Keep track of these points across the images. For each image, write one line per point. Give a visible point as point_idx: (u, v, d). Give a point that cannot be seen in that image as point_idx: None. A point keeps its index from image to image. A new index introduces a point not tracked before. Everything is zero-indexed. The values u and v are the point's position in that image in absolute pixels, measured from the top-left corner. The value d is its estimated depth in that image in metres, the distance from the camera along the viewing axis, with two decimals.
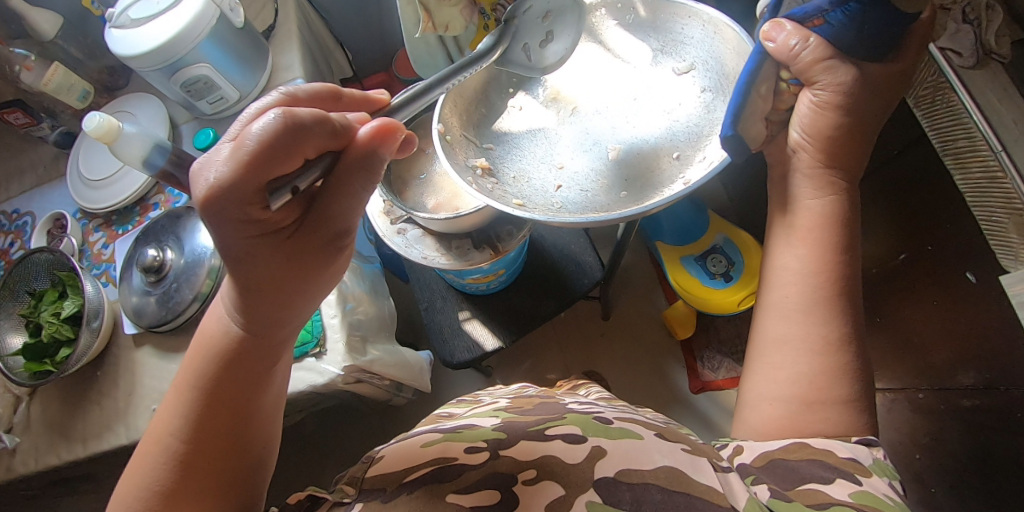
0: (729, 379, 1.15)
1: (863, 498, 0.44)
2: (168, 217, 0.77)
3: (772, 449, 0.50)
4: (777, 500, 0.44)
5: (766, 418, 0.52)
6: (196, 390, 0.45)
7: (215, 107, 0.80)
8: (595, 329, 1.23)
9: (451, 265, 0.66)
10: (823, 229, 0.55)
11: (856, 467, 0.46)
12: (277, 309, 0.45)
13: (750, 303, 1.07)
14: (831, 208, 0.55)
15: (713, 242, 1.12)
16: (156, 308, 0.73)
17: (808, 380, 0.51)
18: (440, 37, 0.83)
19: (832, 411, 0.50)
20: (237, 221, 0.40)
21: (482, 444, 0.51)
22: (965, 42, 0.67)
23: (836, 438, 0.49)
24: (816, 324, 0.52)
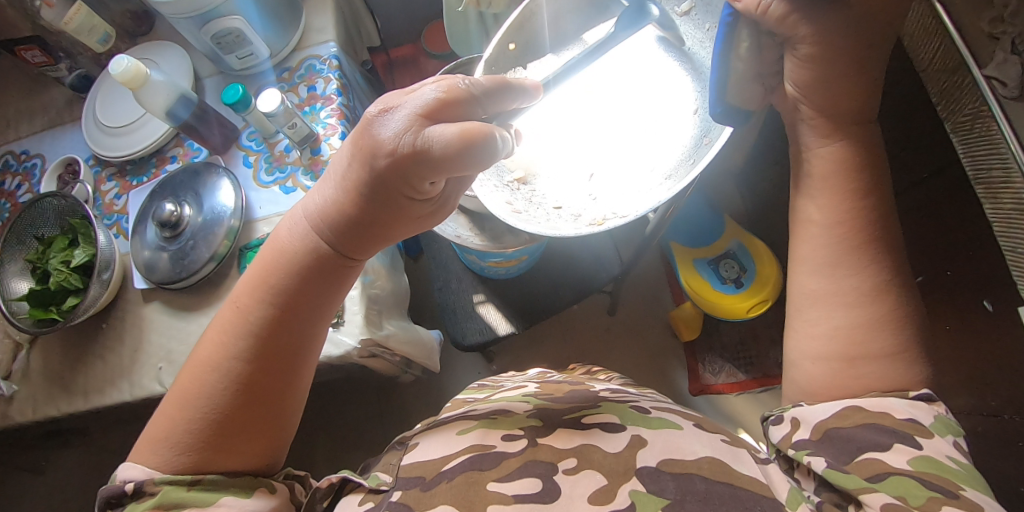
0: (729, 384, 1.16)
1: (923, 465, 0.42)
2: (187, 172, 0.75)
3: (825, 418, 0.47)
4: (833, 471, 0.44)
5: (810, 376, 0.50)
6: (272, 303, 0.48)
7: (244, 63, 0.78)
8: (600, 324, 1.23)
9: (483, 246, 0.66)
10: (837, 177, 0.51)
11: (914, 429, 0.44)
12: (369, 242, 0.50)
13: (759, 311, 1.07)
14: (842, 155, 0.51)
15: (726, 248, 1.12)
16: (169, 265, 0.71)
17: (846, 332, 0.49)
18: (481, 14, 0.81)
19: (875, 365, 0.47)
20: (401, 189, 0.45)
21: (519, 432, 0.53)
22: (1012, 73, 0.64)
23: (892, 395, 0.47)
24: (847, 277, 0.49)
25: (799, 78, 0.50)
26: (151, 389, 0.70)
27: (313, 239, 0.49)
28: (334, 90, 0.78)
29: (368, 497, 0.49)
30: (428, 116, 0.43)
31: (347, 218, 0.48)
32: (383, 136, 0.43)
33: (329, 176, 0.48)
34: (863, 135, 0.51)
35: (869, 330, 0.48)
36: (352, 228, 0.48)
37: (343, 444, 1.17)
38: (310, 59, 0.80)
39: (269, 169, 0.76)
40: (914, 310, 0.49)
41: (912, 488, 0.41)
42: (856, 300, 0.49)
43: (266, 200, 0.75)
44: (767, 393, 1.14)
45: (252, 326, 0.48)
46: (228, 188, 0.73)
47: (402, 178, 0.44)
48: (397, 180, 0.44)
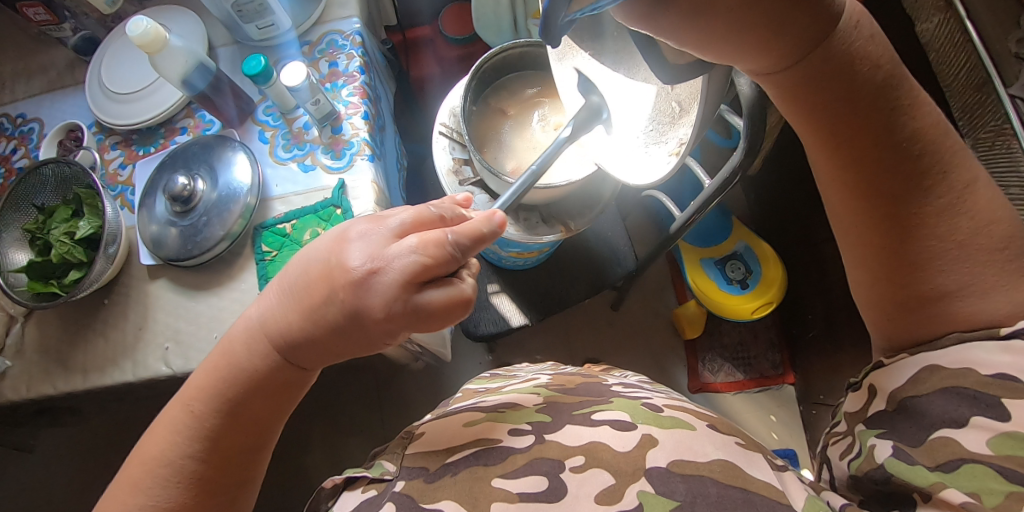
0: (727, 383, 1.18)
1: (1004, 447, 0.39)
2: (202, 144, 0.71)
3: (902, 385, 0.46)
4: (897, 461, 0.43)
5: (874, 327, 0.50)
6: (214, 401, 0.44)
7: (263, 34, 0.74)
8: (602, 318, 1.23)
9: (519, 236, 0.63)
10: (834, 118, 0.45)
11: (1000, 388, 0.41)
12: (323, 354, 0.45)
13: (764, 313, 1.07)
14: (823, 95, 0.44)
15: (734, 249, 1.12)
16: (179, 241, 0.68)
17: (869, 274, 0.48)
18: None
19: (931, 309, 0.45)
20: (374, 337, 0.44)
21: (527, 426, 0.52)
22: None
23: (977, 340, 0.43)
24: (872, 215, 0.46)
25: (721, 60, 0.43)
26: (156, 369, 0.67)
27: (262, 347, 0.45)
28: (357, 68, 0.76)
29: (371, 486, 0.49)
30: (411, 278, 0.42)
31: (311, 344, 0.44)
32: (371, 300, 0.42)
33: (288, 299, 0.45)
34: (837, 63, 0.43)
35: (895, 271, 0.46)
36: (315, 350, 0.45)
37: (340, 432, 1.15)
38: (331, 34, 0.77)
39: (286, 145, 0.73)
40: (981, 227, 0.44)
41: (988, 479, 0.39)
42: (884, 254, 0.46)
43: (282, 177, 0.72)
44: (762, 393, 1.18)
45: (206, 431, 0.44)
46: (243, 165, 0.70)
47: (393, 335, 0.44)
48: (381, 335, 0.43)
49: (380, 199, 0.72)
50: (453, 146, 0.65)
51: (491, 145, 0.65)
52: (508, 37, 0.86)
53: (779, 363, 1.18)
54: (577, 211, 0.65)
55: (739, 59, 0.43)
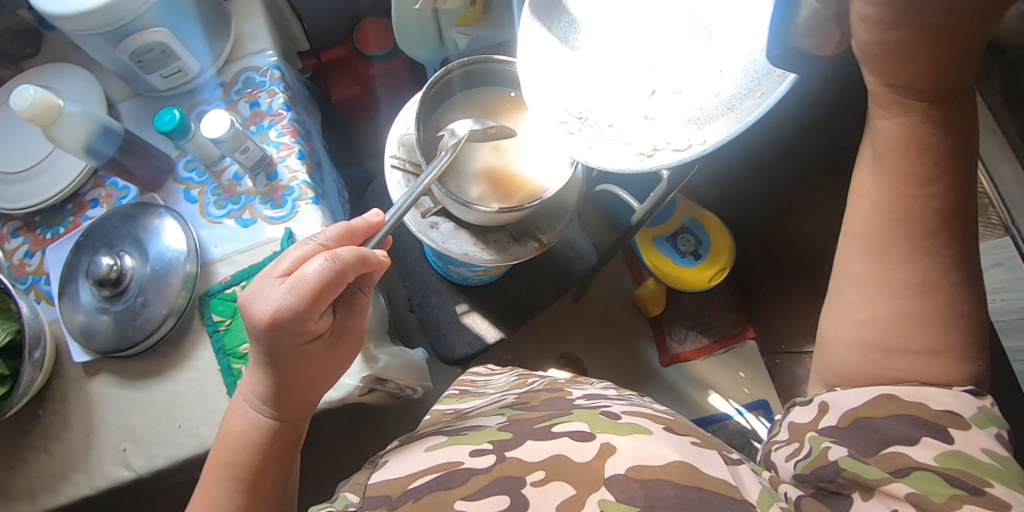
0: (695, 350, 1.23)
1: (952, 461, 0.38)
2: (122, 216, 0.64)
3: (857, 406, 0.44)
4: (851, 460, 0.41)
5: (844, 362, 0.45)
6: (230, 477, 0.47)
7: (170, 82, 0.71)
8: (566, 311, 1.25)
9: (493, 261, 0.59)
10: (911, 153, 0.41)
11: (948, 419, 0.40)
12: (301, 389, 0.50)
13: (719, 279, 1.12)
14: (912, 134, 0.40)
15: (679, 223, 1.14)
16: (114, 329, 0.61)
17: (863, 323, 0.44)
18: (435, 11, 0.80)
19: (912, 360, 0.42)
20: (293, 339, 0.47)
21: (488, 445, 0.44)
22: None
23: (934, 385, 0.42)
24: (897, 260, 0.42)
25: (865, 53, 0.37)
26: (118, 475, 0.60)
27: (254, 414, 0.50)
28: (280, 105, 0.74)
29: None
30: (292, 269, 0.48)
31: (284, 383, 0.49)
32: (263, 300, 0.46)
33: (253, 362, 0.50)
34: (965, 114, 0.40)
35: (904, 320, 0.42)
36: (291, 392, 0.50)
37: (325, 482, 1.09)
38: (247, 71, 0.76)
39: (218, 201, 0.68)
40: (972, 310, 0.42)
41: (933, 483, 0.38)
42: (902, 304, 0.42)
43: (219, 236, 0.67)
44: (727, 354, 1.23)
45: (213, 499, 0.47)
46: (174, 230, 0.63)
47: (300, 323, 0.46)
48: (298, 335, 0.47)
49: None
50: (407, 178, 0.62)
51: (449, 174, 0.60)
52: (434, 50, 0.88)
53: (737, 322, 1.23)
54: (545, 225, 0.62)
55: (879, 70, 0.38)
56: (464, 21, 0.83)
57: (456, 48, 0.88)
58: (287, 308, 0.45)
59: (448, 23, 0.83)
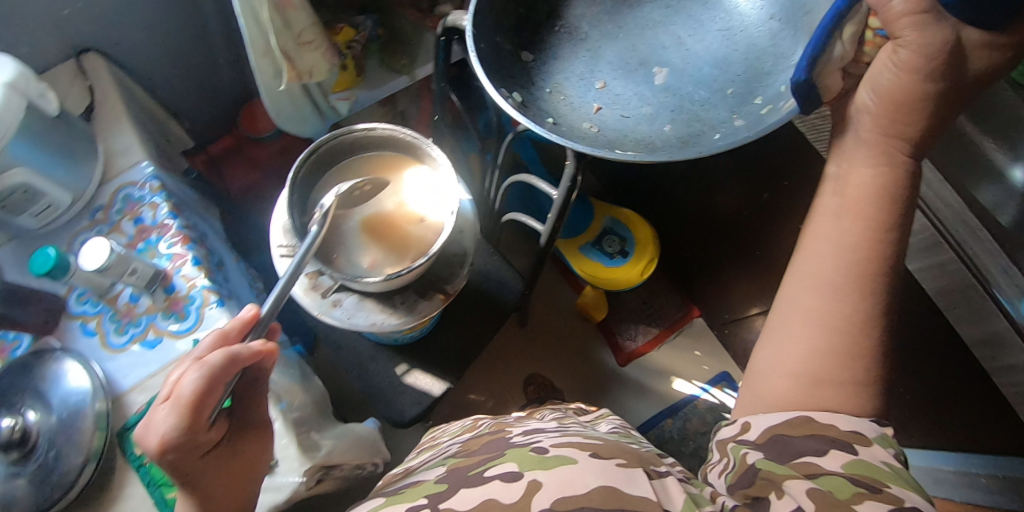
0: (648, 342, 1.26)
1: (857, 469, 0.41)
2: (13, 369, 0.60)
3: (775, 424, 0.46)
4: (767, 461, 0.44)
5: (775, 389, 0.48)
6: None
7: (42, 218, 0.69)
8: (513, 338, 1.26)
9: (404, 323, 0.59)
10: (876, 203, 0.48)
11: (854, 436, 0.43)
12: (221, 496, 0.48)
13: (650, 270, 1.14)
14: (883, 182, 0.48)
15: (602, 226, 1.17)
16: (31, 492, 0.57)
17: (821, 350, 0.46)
18: (304, 85, 0.80)
19: (839, 390, 0.45)
20: (192, 451, 0.46)
21: (424, 500, 0.44)
22: None
23: (845, 413, 0.45)
24: (845, 300, 0.46)
25: (886, 86, 0.48)
26: None
27: None
28: (165, 215, 0.72)
29: None
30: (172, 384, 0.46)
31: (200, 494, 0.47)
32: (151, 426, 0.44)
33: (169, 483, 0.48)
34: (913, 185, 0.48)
35: (847, 356, 0.46)
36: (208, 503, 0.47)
37: None
38: (124, 189, 0.74)
39: (118, 328, 0.66)
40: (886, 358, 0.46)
41: (839, 484, 0.40)
42: (851, 333, 0.46)
43: (127, 365, 0.65)
44: (680, 336, 1.29)
45: None
46: (76, 370, 0.61)
47: (194, 435, 0.45)
48: (197, 447, 0.46)
49: None
50: None
51: (338, 248, 0.58)
52: (315, 121, 0.88)
53: (682, 305, 1.28)
54: (448, 274, 0.63)
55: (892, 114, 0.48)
56: (340, 88, 0.88)
57: (336, 115, 0.91)
58: (172, 431, 0.44)
59: (326, 93, 0.85)
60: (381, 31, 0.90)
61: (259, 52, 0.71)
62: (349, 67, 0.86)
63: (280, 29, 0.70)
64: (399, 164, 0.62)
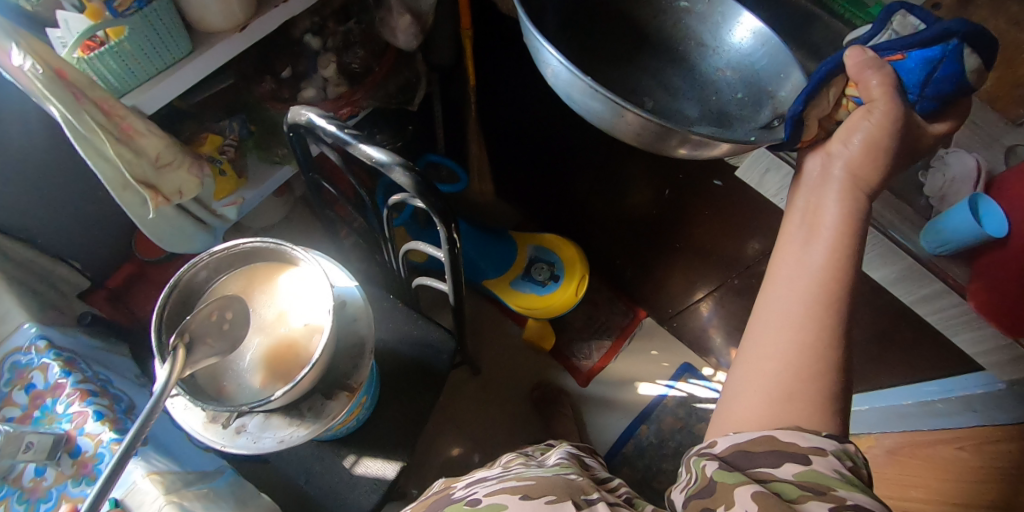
0: (603, 356, 1.27)
1: (808, 476, 0.42)
2: None
3: (740, 441, 0.46)
4: (721, 472, 0.44)
5: (748, 407, 0.47)
6: None
7: None
8: (470, 387, 1.24)
9: (313, 432, 0.60)
10: (842, 235, 0.51)
11: (812, 447, 0.43)
12: None
13: (583, 288, 1.13)
14: (846, 218, 0.52)
15: (527, 256, 1.18)
16: None
17: (791, 374, 0.47)
18: (180, 205, 0.79)
19: (801, 409, 0.45)
20: None
21: None
22: None
23: (805, 429, 0.44)
24: (815, 321, 0.48)
25: (857, 141, 0.53)
26: None
27: None
28: (59, 374, 0.69)
29: None
30: None
31: None
32: None
33: None
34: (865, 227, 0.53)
35: (819, 369, 0.47)
36: None
37: None
38: (11, 356, 0.70)
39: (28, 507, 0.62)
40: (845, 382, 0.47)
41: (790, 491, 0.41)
42: (815, 354, 0.47)
43: None
44: (634, 339, 1.30)
45: None
46: None
47: None
48: None
49: (170, 484, 0.65)
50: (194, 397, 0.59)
51: (227, 376, 0.58)
52: (200, 234, 0.85)
53: (626, 310, 1.31)
54: (349, 368, 0.64)
55: (857, 161, 0.53)
56: (223, 194, 0.86)
57: (224, 221, 0.88)
58: None
59: (208, 202, 0.83)
60: (251, 128, 0.90)
61: (117, 187, 0.69)
62: (226, 171, 0.85)
63: (132, 159, 0.67)
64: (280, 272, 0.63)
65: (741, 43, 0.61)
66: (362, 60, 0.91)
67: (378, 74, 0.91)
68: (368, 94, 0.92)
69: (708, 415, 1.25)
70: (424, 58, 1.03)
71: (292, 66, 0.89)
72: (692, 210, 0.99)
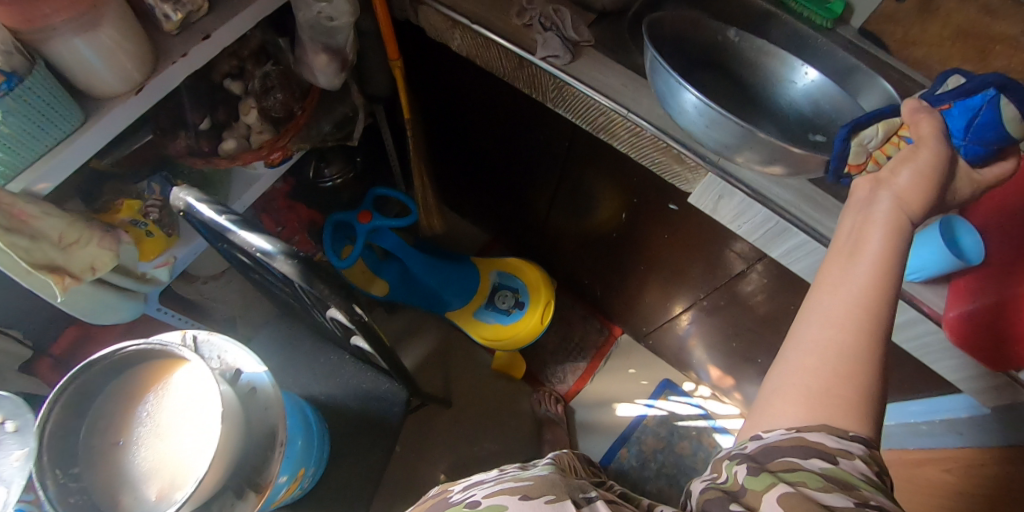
0: (578, 379, 1.22)
1: (835, 473, 0.43)
2: None
3: (770, 441, 0.46)
4: (751, 478, 0.45)
5: (794, 388, 0.47)
6: None
7: None
8: (441, 422, 1.16)
9: None
10: (894, 245, 0.50)
11: (842, 450, 0.44)
12: None
13: (548, 318, 1.12)
14: (894, 234, 0.51)
15: (491, 283, 1.16)
16: None
17: (834, 375, 0.46)
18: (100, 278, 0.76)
19: (840, 399, 0.45)
20: None
21: None
22: (555, 45, 0.78)
23: (839, 425, 0.45)
24: (862, 318, 0.47)
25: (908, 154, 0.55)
26: None
27: None
28: None
29: None
30: None
31: None
32: None
33: None
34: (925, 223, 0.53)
35: (866, 361, 0.46)
36: None
37: None
38: None
39: None
40: (879, 389, 0.46)
41: (813, 481, 0.43)
42: (854, 355, 0.46)
43: None
44: (611, 359, 1.26)
45: None
46: None
47: None
48: None
49: None
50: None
51: (122, 489, 0.57)
52: (129, 305, 0.82)
53: (601, 326, 1.27)
54: (260, 462, 0.61)
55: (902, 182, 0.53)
56: (152, 256, 0.83)
57: (158, 282, 0.86)
58: None
59: (134, 266, 0.81)
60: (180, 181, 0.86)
61: (23, 272, 0.66)
62: (155, 231, 0.81)
63: (28, 246, 0.64)
64: (173, 375, 0.61)
65: (808, 81, 0.85)
66: (283, 104, 0.84)
67: (301, 119, 0.85)
68: (294, 137, 0.88)
69: (690, 432, 1.21)
70: (361, 90, 0.98)
71: (212, 115, 0.85)
72: (650, 236, 0.98)
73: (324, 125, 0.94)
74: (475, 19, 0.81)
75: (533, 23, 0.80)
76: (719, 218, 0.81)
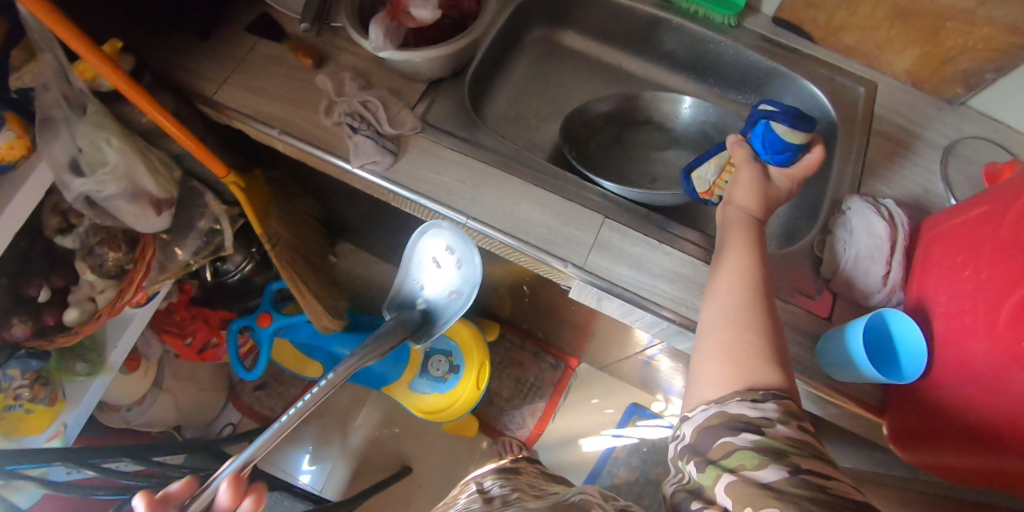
0: (538, 421, 1.17)
1: (764, 443, 0.41)
2: None
3: (699, 421, 0.45)
4: (702, 474, 0.43)
5: (709, 375, 0.46)
6: None
7: None
8: (405, 490, 1.13)
9: None
10: (749, 241, 0.53)
11: (762, 414, 0.42)
12: None
13: (484, 382, 1.05)
14: (747, 228, 0.54)
15: (422, 353, 1.08)
16: None
17: (736, 326, 0.47)
18: None
19: (744, 370, 0.45)
20: None
21: None
22: (369, 149, 0.65)
23: (748, 387, 0.44)
24: (738, 297, 0.49)
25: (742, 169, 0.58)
26: None
27: None
28: None
29: None
30: None
31: None
32: None
33: None
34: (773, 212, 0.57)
35: (753, 328, 0.47)
36: None
37: None
38: None
39: None
40: (775, 345, 0.46)
41: (748, 458, 0.41)
42: (743, 325, 0.47)
43: None
44: (570, 393, 1.20)
45: None
46: None
47: None
48: None
49: None
50: None
51: None
52: None
53: (555, 360, 1.20)
54: None
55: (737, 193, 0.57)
56: (40, 430, 0.78)
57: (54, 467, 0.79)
58: None
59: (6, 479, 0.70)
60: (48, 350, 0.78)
61: None
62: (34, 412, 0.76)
63: None
64: None
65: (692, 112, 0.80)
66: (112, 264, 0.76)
67: (137, 272, 0.78)
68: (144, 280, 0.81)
69: (666, 459, 1.14)
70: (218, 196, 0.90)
71: (48, 283, 0.77)
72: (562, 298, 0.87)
73: (185, 249, 0.87)
74: (283, 127, 0.69)
75: (343, 121, 0.68)
76: (608, 312, 0.67)
